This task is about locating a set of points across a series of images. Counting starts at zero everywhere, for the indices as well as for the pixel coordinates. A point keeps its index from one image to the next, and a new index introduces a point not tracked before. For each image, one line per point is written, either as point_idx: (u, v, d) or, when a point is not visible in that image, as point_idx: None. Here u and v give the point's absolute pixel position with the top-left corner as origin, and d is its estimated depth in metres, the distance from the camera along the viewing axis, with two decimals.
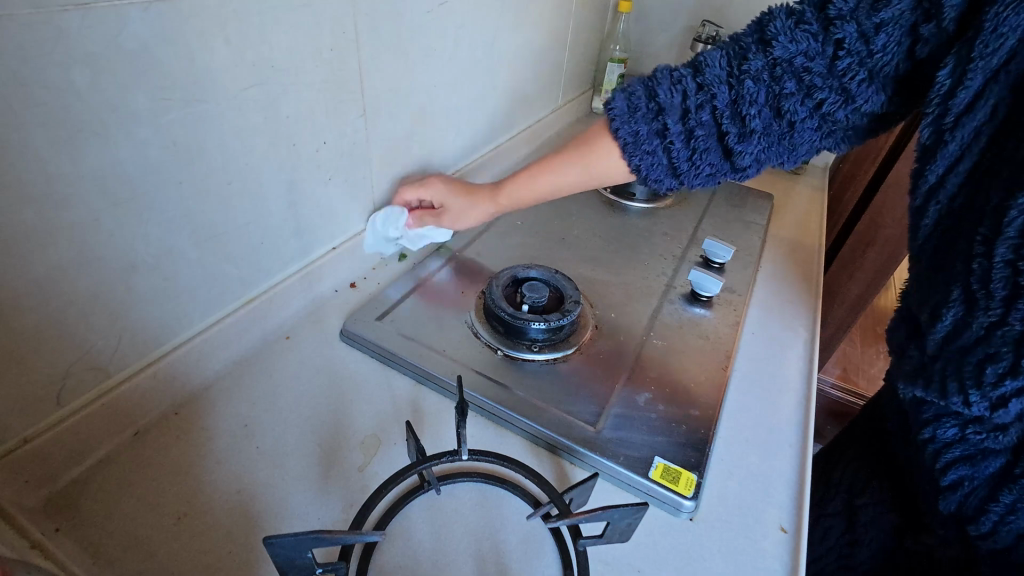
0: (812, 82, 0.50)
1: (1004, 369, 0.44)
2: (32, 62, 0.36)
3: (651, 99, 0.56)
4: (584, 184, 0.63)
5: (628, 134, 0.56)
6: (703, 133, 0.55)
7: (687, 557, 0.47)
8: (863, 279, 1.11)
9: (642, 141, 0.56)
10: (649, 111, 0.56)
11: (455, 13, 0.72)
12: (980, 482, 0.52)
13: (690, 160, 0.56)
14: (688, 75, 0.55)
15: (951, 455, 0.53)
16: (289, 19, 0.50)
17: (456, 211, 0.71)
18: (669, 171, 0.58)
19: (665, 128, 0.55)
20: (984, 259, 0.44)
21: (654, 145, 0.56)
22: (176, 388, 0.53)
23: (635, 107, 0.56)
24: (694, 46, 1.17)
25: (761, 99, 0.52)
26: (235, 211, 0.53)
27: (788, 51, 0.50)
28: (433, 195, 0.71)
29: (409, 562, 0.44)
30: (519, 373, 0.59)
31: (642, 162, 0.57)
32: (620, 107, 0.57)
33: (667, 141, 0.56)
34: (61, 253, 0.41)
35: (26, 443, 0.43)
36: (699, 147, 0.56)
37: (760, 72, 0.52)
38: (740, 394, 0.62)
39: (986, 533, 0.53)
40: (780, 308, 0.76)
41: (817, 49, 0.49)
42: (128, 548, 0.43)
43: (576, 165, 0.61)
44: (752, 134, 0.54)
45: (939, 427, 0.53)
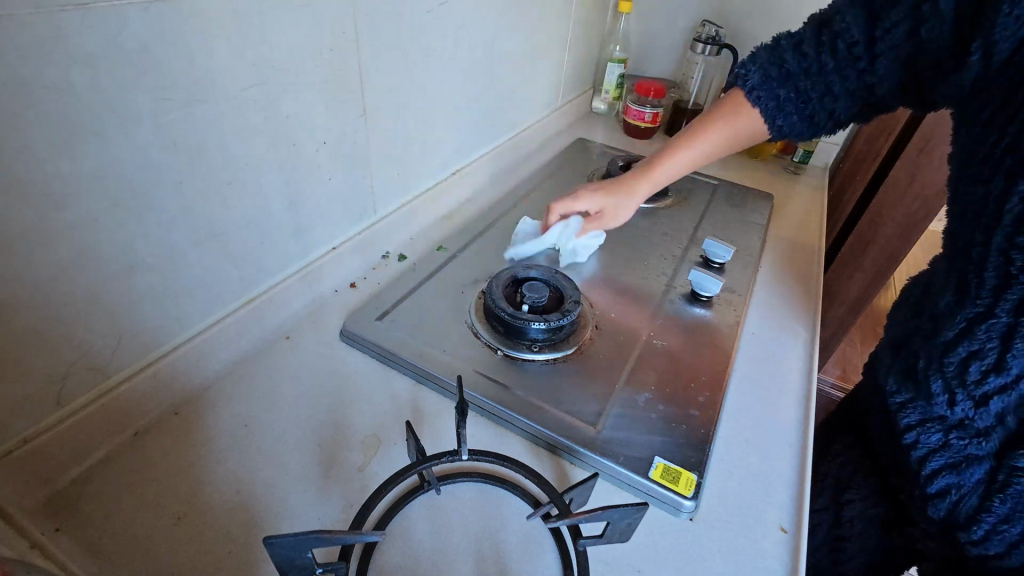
0: (854, 55, 0.55)
1: (990, 365, 0.45)
2: (32, 62, 0.36)
3: (780, 67, 0.60)
4: (725, 150, 0.66)
5: (769, 100, 0.61)
6: (819, 94, 0.59)
7: (687, 558, 0.47)
8: (862, 279, 1.11)
9: (783, 106, 0.61)
10: (781, 78, 0.60)
11: (455, 13, 0.72)
12: (969, 490, 0.50)
13: (822, 116, 0.60)
14: (796, 44, 0.59)
15: (937, 462, 0.52)
16: (289, 19, 0.50)
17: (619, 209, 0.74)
18: (806, 128, 0.62)
19: (801, 91, 0.60)
20: (983, 246, 0.45)
21: (792, 106, 0.60)
22: (176, 388, 0.53)
23: (769, 76, 0.60)
24: (694, 46, 1.16)
25: (836, 68, 0.57)
26: (235, 210, 0.53)
27: (840, 27, 0.55)
28: (591, 204, 0.75)
29: (409, 562, 0.44)
30: (520, 373, 0.59)
31: (786, 123, 0.62)
32: (755, 80, 0.60)
33: (802, 101, 0.60)
34: (60, 253, 0.41)
35: (26, 443, 0.43)
36: (817, 105, 0.60)
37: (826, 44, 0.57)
38: (740, 394, 0.62)
39: (978, 541, 0.51)
40: (779, 308, 0.76)
41: (858, 27, 0.54)
42: (127, 547, 0.43)
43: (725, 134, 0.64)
44: (842, 96, 0.58)
45: (924, 433, 0.53)
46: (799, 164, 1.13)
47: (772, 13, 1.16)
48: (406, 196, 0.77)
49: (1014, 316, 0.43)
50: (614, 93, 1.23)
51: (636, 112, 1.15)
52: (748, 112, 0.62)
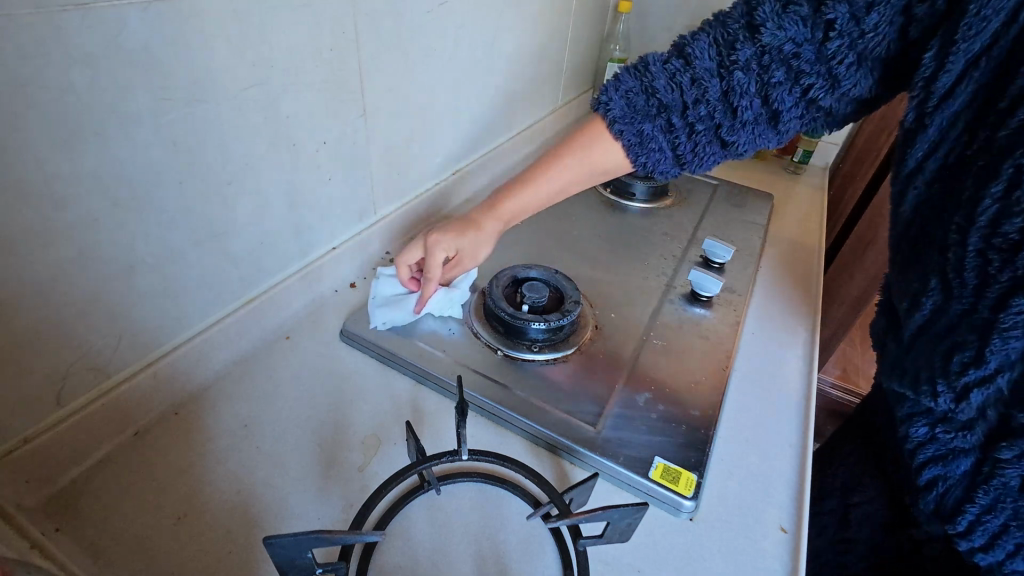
0: (800, 68, 0.49)
1: (970, 358, 0.42)
2: (32, 62, 0.36)
3: (650, 96, 0.56)
4: (582, 180, 0.61)
5: (632, 135, 0.56)
6: (702, 127, 0.55)
7: (687, 557, 0.47)
8: (863, 279, 1.11)
9: (648, 138, 0.56)
10: (650, 109, 0.56)
11: (455, 13, 0.72)
12: (955, 482, 0.50)
13: (693, 151, 0.57)
14: (680, 67, 0.55)
15: (924, 455, 0.52)
16: (289, 19, 0.50)
17: (478, 252, 0.61)
18: (675, 164, 0.58)
19: (669, 123, 0.56)
20: (959, 248, 0.43)
21: (660, 142, 0.57)
22: (176, 388, 0.53)
23: (635, 106, 0.56)
24: None
25: (748, 92, 0.52)
26: (235, 211, 0.53)
27: (778, 37, 0.49)
28: (448, 248, 0.60)
29: (409, 562, 0.44)
30: (520, 373, 0.59)
31: (648, 159, 0.58)
32: (617, 111, 0.56)
33: (673, 135, 0.56)
34: (61, 253, 0.41)
35: (26, 443, 0.43)
36: (700, 139, 0.56)
37: (750, 60, 0.51)
38: (740, 394, 0.62)
39: (964, 533, 0.51)
40: (781, 311, 0.75)
41: (806, 34, 0.48)
42: (128, 548, 0.43)
43: (576, 163, 0.59)
44: (741, 126, 0.54)
45: (913, 426, 0.52)
46: (798, 163, 1.13)
47: None
48: (406, 196, 0.77)
49: (995, 312, 0.41)
50: None
51: None
52: (599, 141, 0.58)
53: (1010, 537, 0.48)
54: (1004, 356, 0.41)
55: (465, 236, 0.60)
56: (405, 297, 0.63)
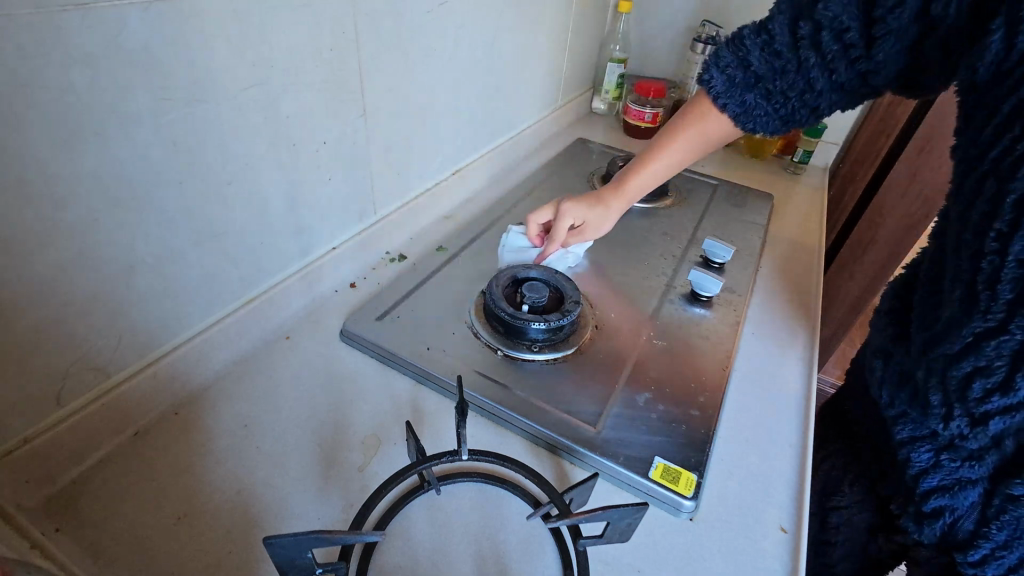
0: (849, 42, 0.50)
1: (994, 385, 0.42)
2: (31, 62, 0.36)
3: (745, 68, 0.56)
4: (700, 150, 0.64)
5: (736, 106, 0.58)
6: (795, 95, 0.55)
7: (687, 558, 0.47)
8: (863, 278, 1.11)
9: (751, 108, 0.57)
10: (748, 81, 0.56)
11: (455, 13, 0.72)
12: (965, 513, 0.49)
13: (796, 116, 0.57)
14: (767, 39, 0.55)
15: (931, 481, 0.51)
16: (289, 19, 0.50)
17: (602, 221, 0.72)
18: (781, 127, 0.58)
19: (767, 92, 0.56)
20: (996, 257, 0.41)
21: (765, 109, 0.57)
22: (176, 388, 0.53)
23: (734, 80, 0.57)
24: (694, 46, 1.19)
25: (818, 64, 0.52)
26: (235, 212, 0.53)
27: (826, 15, 0.50)
28: (575, 218, 0.72)
29: (409, 562, 0.44)
30: (520, 373, 0.59)
31: (756, 126, 0.58)
32: (719, 85, 0.58)
33: (774, 103, 0.56)
34: (60, 253, 0.41)
35: (26, 443, 0.43)
36: (797, 105, 0.55)
37: (811, 34, 0.52)
38: (740, 394, 0.62)
39: (976, 565, 0.49)
40: (781, 311, 0.75)
41: (850, 10, 0.49)
42: (127, 548, 0.43)
43: (693, 139, 0.63)
44: (825, 92, 0.54)
45: (915, 451, 0.52)
46: (798, 164, 1.13)
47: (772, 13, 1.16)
48: (406, 196, 0.77)
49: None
50: (614, 93, 1.23)
51: (636, 112, 1.16)
52: (711, 115, 0.60)
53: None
54: None
55: (595, 210, 0.71)
56: (528, 250, 0.75)
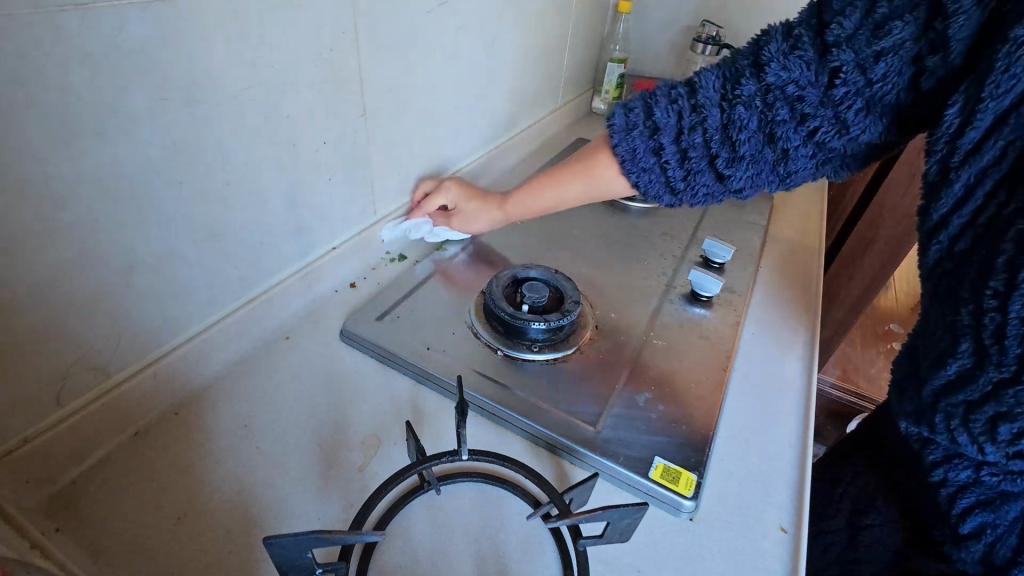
0: (804, 111, 0.49)
1: (1018, 429, 0.43)
2: (31, 61, 0.36)
3: (648, 117, 0.56)
4: (583, 196, 0.66)
5: (626, 151, 0.58)
6: (696, 155, 0.55)
7: (687, 557, 0.47)
8: (862, 279, 1.12)
9: (638, 158, 0.58)
10: (646, 130, 0.56)
11: (455, 13, 0.72)
12: (1007, 529, 0.50)
13: (686, 180, 0.57)
14: (684, 94, 0.55)
15: (967, 500, 0.51)
16: (289, 20, 0.50)
17: (468, 215, 0.75)
18: (665, 190, 0.59)
19: (660, 147, 0.56)
20: (997, 314, 0.42)
21: (650, 163, 0.57)
22: (176, 388, 0.53)
23: (631, 125, 0.57)
24: (694, 46, 1.17)
25: (753, 127, 0.52)
26: (235, 212, 0.53)
27: (781, 78, 0.49)
28: (448, 199, 0.76)
29: (409, 562, 0.44)
30: (520, 373, 0.59)
31: (639, 179, 0.59)
32: (620, 122, 0.58)
33: (663, 160, 0.56)
34: (60, 253, 0.41)
35: (26, 443, 0.43)
36: (694, 168, 0.56)
37: (753, 96, 0.51)
38: (740, 394, 0.62)
39: None
40: (781, 311, 0.75)
41: (810, 77, 0.48)
42: (127, 548, 0.43)
43: (581, 180, 0.64)
44: (741, 160, 0.54)
45: (952, 469, 0.51)
46: None
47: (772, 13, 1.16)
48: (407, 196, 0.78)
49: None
50: (614, 93, 1.23)
51: None
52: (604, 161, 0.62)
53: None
54: None
55: (468, 202, 0.76)
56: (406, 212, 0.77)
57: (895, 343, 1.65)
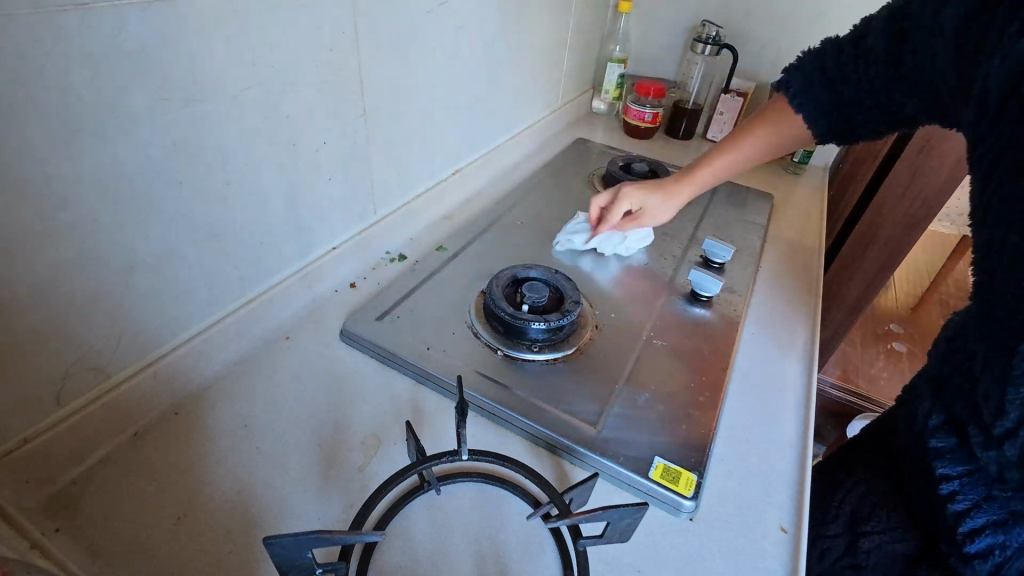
0: (876, 78, 0.58)
1: (996, 409, 0.45)
2: (31, 61, 0.36)
3: (814, 74, 0.64)
4: (769, 153, 0.70)
5: (802, 107, 0.65)
6: (847, 109, 0.63)
7: (687, 558, 0.47)
8: (863, 279, 1.13)
9: (815, 111, 0.65)
10: (818, 84, 0.63)
11: (455, 13, 0.72)
12: (1014, 552, 0.48)
13: (842, 128, 0.64)
14: (818, 59, 0.64)
15: (978, 517, 0.50)
16: (289, 20, 0.50)
17: (658, 206, 0.75)
18: (832, 136, 0.66)
19: (822, 100, 0.64)
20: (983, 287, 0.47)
21: (815, 115, 0.65)
22: (175, 388, 0.53)
23: (807, 83, 0.64)
24: (694, 46, 1.17)
25: (859, 88, 0.60)
26: (235, 212, 0.53)
27: (870, 48, 0.58)
28: (632, 203, 0.75)
29: (409, 562, 0.44)
30: (520, 373, 0.59)
31: (813, 129, 0.66)
32: (795, 86, 0.65)
33: (822, 112, 0.64)
34: (60, 253, 0.41)
35: (26, 443, 0.43)
36: (850, 119, 0.63)
37: (856, 64, 0.60)
38: (740, 394, 0.62)
39: None
40: (781, 311, 0.75)
41: (885, 50, 0.57)
42: (127, 547, 0.43)
43: (767, 138, 0.69)
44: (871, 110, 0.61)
45: (964, 484, 0.51)
46: (798, 164, 1.13)
47: (772, 13, 1.16)
48: (407, 196, 0.78)
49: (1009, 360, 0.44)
50: (614, 93, 1.23)
51: (636, 112, 1.16)
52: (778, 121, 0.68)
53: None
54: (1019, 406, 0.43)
55: (652, 197, 0.75)
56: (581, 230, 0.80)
57: (895, 343, 1.65)
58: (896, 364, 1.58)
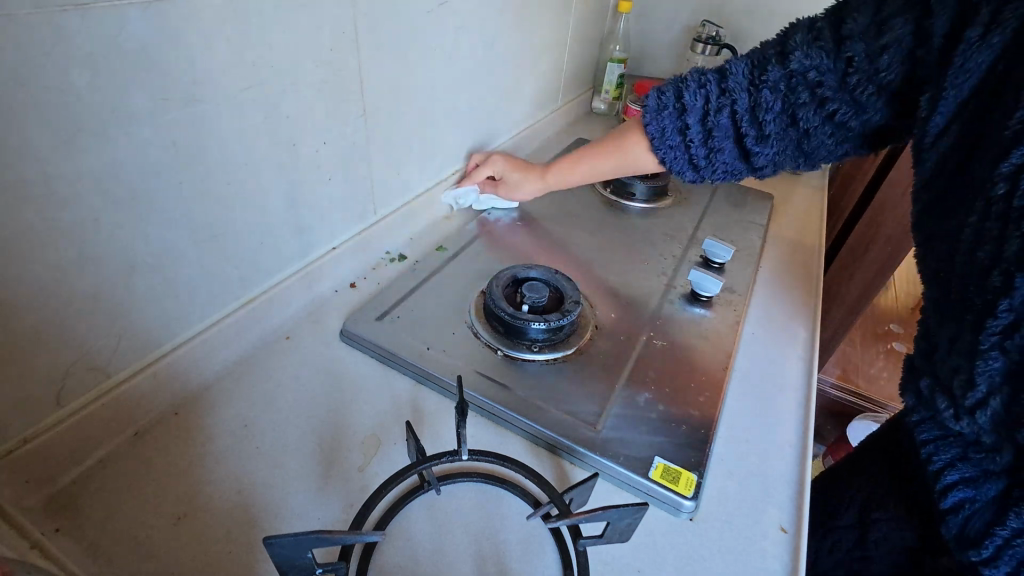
0: (824, 95, 0.54)
1: (965, 384, 0.44)
2: (32, 61, 0.36)
3: (677, 100, 0.63)
4: (619, 172, 0.73)
5: (655, 130, 0.65)
6: (717, 134, 0.62)
7: (687, 558, 0.47)
8: (863, 278, 1.13)
9: (669, 139, 0.64)
10: (674, 110, 0.63)
11: (455, 13, 0.72)
12: (982, 506, 0.47)
13: (707, 157, 0.64)
14: (713, 79, 0.61)
15: (952, 475, 0.49)
16: (289, 20, 0.50)
17: (512, 184, 0.83)
18: (690, 167, 0.65)
19: (686, 127, 0.63)
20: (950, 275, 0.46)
21: (676, 142, 0.64)
22: (176, 388, 0.53)
23: (664, 106, 0.64)
24: (694, 46, 1.17)
25: (777, 109, 0.57)
26: (235, 212, 0.53)
27: (803, 65, 0.54)
28: (496, 170, 0.84)
29: (409, 562, 0.44)
30: (520, 373, 0.59)
31: (666, 156, 0.66)
32: (653, 103, 0.64)
33: (688, 139, 0.63)
34: (61, 252, 0.41)
35: (26, 443, 0.43)
36: (714, 145, 0.62)
37: (778, 82, 0.56)
38: (739, 395, 0.62)
39: (988, 560, 0.47)
40: (781, 311, 0.75)
41: (830, 65, 0.53)
42: (127, 547, 0.43)
43: (615, 158, 0.72)
44: (767, 138, 0.59)
45: (941, 446, 0.50)
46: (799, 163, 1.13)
47: (772, 13, 1.16)
48: (407, 196, 0.78)
49: (975, 333, 0.43)
50: (614, 93, 1.23)
51: (636, 111, 1.16)
52: (636, 138, 0.69)
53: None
54: (990, 378, 0.42)
55: (513, 172, 0.83)
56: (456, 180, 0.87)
57: (895, 343, 1.65)
58: (896, 364, 1.58)
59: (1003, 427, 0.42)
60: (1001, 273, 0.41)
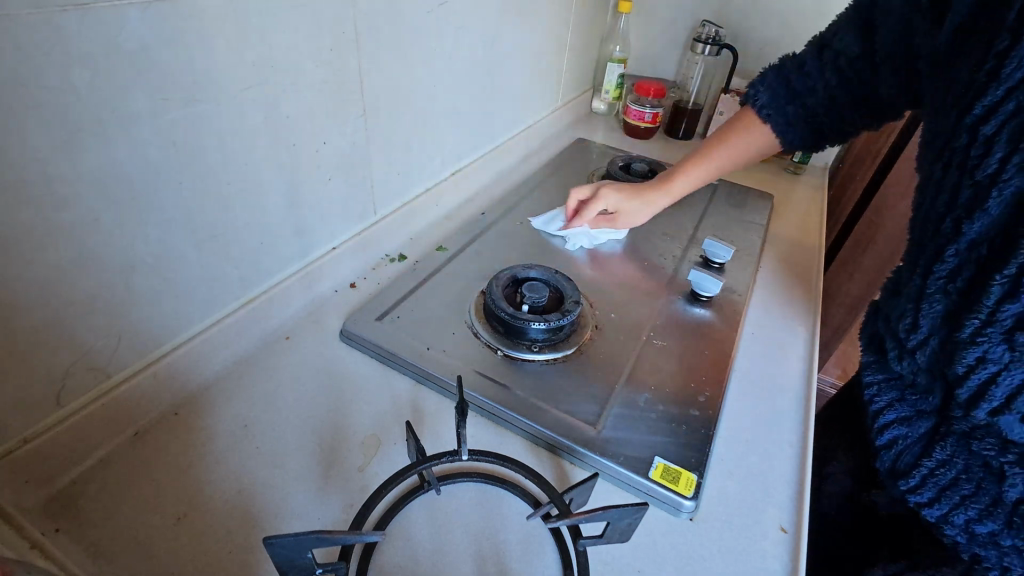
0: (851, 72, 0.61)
1: (909, 324, 0.48)
2: (33, 63, 0.36)
3: (786, 87, 0.66)
4: (744, 161, 0.72)
5: (777, 114, 0.67)
6: (792, 113, 0.67)
7: (687, 558, 0.47)
8: (862, 278, 1.13)
9: (790, 121, 0.67)
10: (786, 96, 0.66)
11: (455, 13, 0.72)
12: (914, 441, 0.51)
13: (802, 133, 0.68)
14: (782, 71, 0.67)
15: (889, 414, 0.53)
16: (288, 21, 0.50)
17: (633, 213, 0.79)
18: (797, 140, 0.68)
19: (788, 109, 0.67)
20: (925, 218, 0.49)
21: (789, 123, 0.67)
22: (175, 388, 0.53)
23: (777, 94, 0.67)
24: (693, 46, 1.17)
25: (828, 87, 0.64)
26: (235, 212, 0.53)
27: (835, 49, 0.62)
28: (608, 204, 0.80)
29: (409, 562, 0.44)
30: (520, 373, 0.59)
31: (795, 136, 0.68)
32: (765, 98, 0.67)
33: (789, 120, 0.67)
34: (60, 254, 0.41)
35: (26, 443, 0.43)
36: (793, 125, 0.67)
37: (818, 65, 0.64)
38: (739, 395, 0.62)
39: (916, 490, 0.51)
40: (782, 312, 0.75)
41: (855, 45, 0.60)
42: (127, 547, 0.43)
43: (734, 146, 0.71)
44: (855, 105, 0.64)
45: (883, 389, 0.54)
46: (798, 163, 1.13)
47: (772, 14, 1.15)
48: (406, 197, 0.77)
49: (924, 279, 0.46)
50: (614, 93, 1.23)
51: (636, 112, 1.16)
52: (751, 126, 0.70)
53: (957, 491, 0.47)
54: (931, 320, 0.46)
55: (626, 200, 0.79)
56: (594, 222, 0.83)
57: None
58: None
59: (936, 367, 0.47)
60: (954, 221, 0.44)
